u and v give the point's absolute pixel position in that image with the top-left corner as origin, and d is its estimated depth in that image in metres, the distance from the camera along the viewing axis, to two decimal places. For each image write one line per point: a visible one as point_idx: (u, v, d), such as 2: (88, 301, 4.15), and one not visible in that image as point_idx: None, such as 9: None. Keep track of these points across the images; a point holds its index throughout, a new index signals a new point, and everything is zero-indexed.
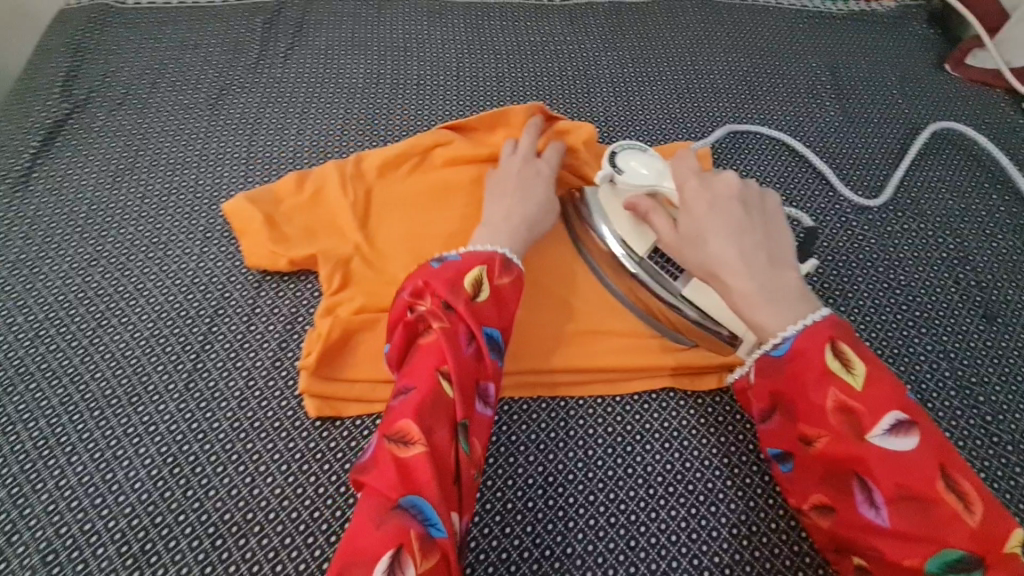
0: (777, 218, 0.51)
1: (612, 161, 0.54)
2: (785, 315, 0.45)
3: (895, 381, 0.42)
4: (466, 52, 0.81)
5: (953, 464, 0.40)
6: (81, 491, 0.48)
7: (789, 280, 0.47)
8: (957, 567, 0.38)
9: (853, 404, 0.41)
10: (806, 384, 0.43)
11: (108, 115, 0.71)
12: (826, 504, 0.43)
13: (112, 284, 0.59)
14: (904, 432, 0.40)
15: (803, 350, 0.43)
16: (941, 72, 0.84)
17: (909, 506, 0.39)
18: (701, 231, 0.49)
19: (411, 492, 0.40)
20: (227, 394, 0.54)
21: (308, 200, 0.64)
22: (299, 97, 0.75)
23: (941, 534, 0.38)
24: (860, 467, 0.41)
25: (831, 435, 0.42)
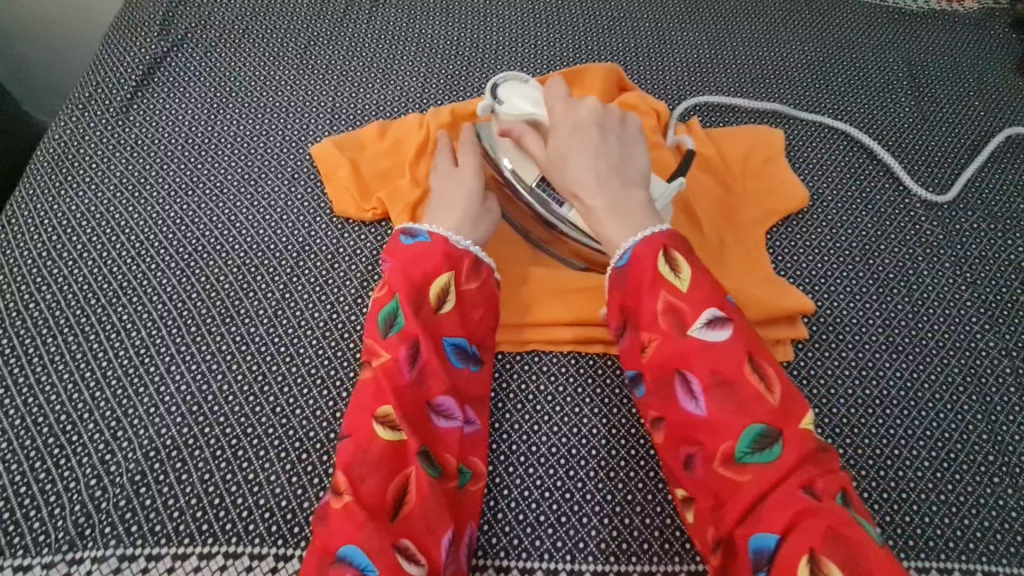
0: (634, 137, 0.58)
1: (494, 93, 0.59)
2: (626, 223, 0.52)
3: (709, 282, 0.49)
4: (544, 20, 0.82)
5: (761, 354, 0.47)
6: (179, 398, 0.52)
7: (636, 197, 0.54)
8: (758, 445, 0.44)
9: (680, 305, 0.48)
10: (642, 287, 0.50)
11: (202, 56, 0.74)
12: (658, 415, 0.49)
13: (207, 214, 0.62)
14: (717, 326, 0.47)
15: (639, 254, 0.50)
16: (1022, 77, 0.83)
17: (721, 393, 0.45)
18: (566, 156, 0.55)
19: (343, 541, 0.43)
20: (313, 324, 0.57)
21: (390, 147, 0.67)
22: (382, 52, 0.76)
23: (746, 416, 0.45)
24: (681, 365, 0.47)
25: (660, 337, 0.48)
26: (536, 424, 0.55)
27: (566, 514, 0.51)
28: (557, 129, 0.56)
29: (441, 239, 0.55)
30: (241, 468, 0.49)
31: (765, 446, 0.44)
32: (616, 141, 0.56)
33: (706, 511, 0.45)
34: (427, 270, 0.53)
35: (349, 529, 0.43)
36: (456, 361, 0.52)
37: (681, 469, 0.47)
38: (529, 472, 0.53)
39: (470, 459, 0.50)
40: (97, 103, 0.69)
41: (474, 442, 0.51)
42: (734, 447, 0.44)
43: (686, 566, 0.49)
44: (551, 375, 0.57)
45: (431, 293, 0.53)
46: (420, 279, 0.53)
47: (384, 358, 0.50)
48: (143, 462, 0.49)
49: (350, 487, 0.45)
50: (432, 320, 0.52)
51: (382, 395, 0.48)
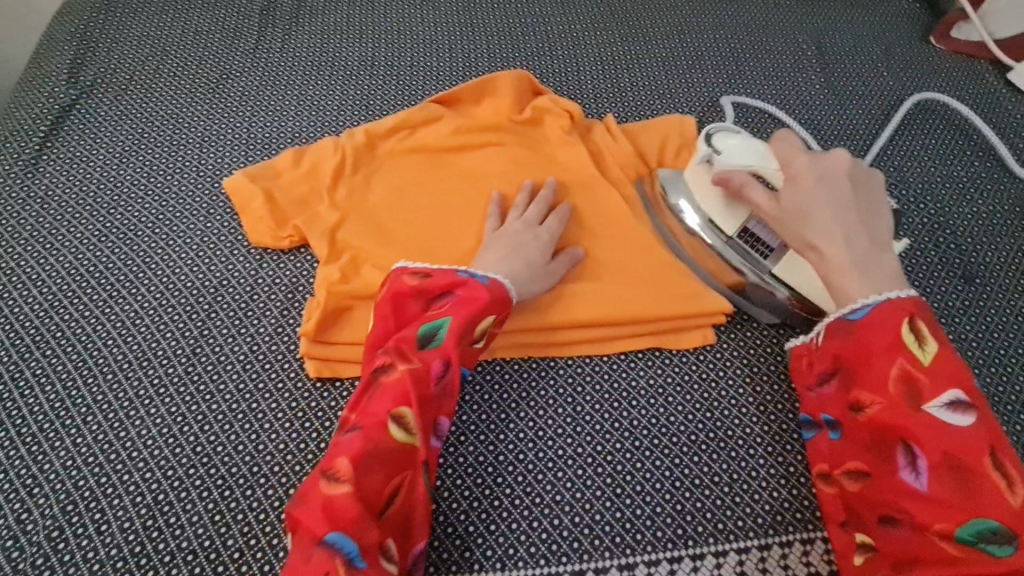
0: (879, 193, 0.54)
1: (709, 142, 0.59)
2: (868, 280, 0.49)
3: (963, 366, 0.45)
4: (458, 33, 0.82)
5: (1003, 449, 0.42)
6: (96, 448, 0.52)
7: (886, 261, 0.50)
8: (987, 537, 0.40)
9: (918, 375, 0.45)
10: (873, 350, 0.47)
11: (113, 100, 0.74)
12: (864, 470, 0.47)
13: (121, 259, 0.62)
14: (961, 409, 0.43)
15: (870, 321, 0.47)
16: (927, 45, 0.85)
17: (951, 476, 0.42)
18: (806, 207, 0.52)
19: (338, 526, 0.41)
20: (233, 359, 0.56)
21: (305, 174, 0.66)
22: (296, 78, 0.76)
23: (974, 505, 0.41)
24: (903, 433, 0.44)
25: (884, 401, 0.45)
26: (464, 435, 0.55)
27: (495, 522, 0.51)
28: (806, 179, 0.53)
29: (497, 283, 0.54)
30: (163, 513, 0.49)
31: (995, 541, 0.40)
32: (865, 196, 0.53)
33: (885, 568, 0.44)
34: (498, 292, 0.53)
35: (347, 519, 0.42)
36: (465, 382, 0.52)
37: (871, 521, 0.46)
38: (457, 484, 0.53)
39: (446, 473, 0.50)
40: (6, 157, 0.69)
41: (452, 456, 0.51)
42: (954, 530, 0.41)
43: (617, 560, 0.49)
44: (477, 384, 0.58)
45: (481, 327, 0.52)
46: (470, 304, 0.52)
47: (417, 366, 0.48)
48: (61, 518, 0.49)
49: (355, 479, 0.43)
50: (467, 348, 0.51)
51: (407, 397, 0.47)
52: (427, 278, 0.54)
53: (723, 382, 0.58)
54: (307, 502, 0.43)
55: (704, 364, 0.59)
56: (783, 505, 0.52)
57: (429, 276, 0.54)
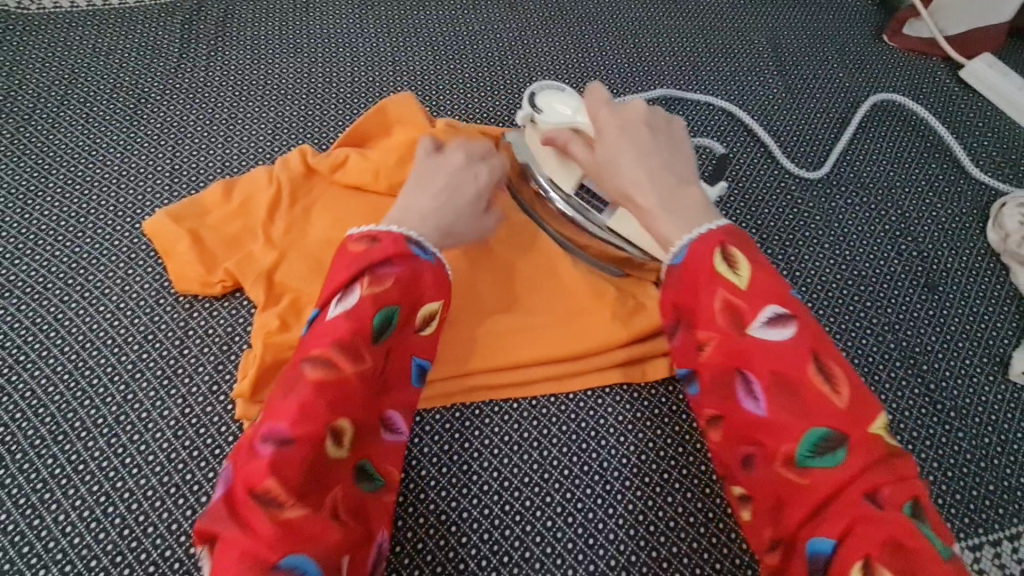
0: (682, 139, 0.51)
1: (530, 101, 0.55)
2: (682, 219, 0.45)
3: (772, 272, 0.42)
4: (401, 44, 0.77)
5: (827, 353, 0.39)
6: (7, 541, 0.46)
7: (693, 195, 0.47)
8: (822, 447, 0.38)
9: (739, 302, 0.41)
10: (699, 285, 0.43)
11: (15, 133, 0.66)
12: (717, 415, 0.43)
13: (28, 317, 0.55)
14: (781, 323, 0.40)
15: (693, 255, 0.43)
16: (880, 43, 0.84)
17: (785, 394, 0.39)
18: (615, 156, 0.49)
19: (293, 548, 0.37)
20: (162, 424, 0.51)
21: (235, 209, 0.60)
22: (225, 101, 0.70)
23: (808, 417, 0.38)
24: (740, 362, 0.41)
25: (719, 337, 0.42)
26: (427, 491, 0.52)
27: None
28: (603, 126, 0.50)
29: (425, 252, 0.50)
30: None
31: (829, 449, 0.37)
32: (667, 140, 0.50)
33: (762, 512, 0.41)
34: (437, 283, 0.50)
35: (289, 540, 0.38)
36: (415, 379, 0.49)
37: (735, 469, 0.43)
38: (420, 547, 0.50)
39: (385, 466, 0.47)
40: None
41: (398, 453, 0.48)
42: (797, 448, 0.38)
43: None
44: (437, 435, 0.54)
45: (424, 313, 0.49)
46: (419, 282, 0.49)
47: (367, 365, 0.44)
48: None
49: (291, 498, 0.39)
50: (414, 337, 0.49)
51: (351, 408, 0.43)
52: (374, 243, 0.48)
53: (691, 416, 0.57)
54: (235, 529, 0.38)
55: (673, 397, 0.57)
56: None
57: (372, 244, 0.48)
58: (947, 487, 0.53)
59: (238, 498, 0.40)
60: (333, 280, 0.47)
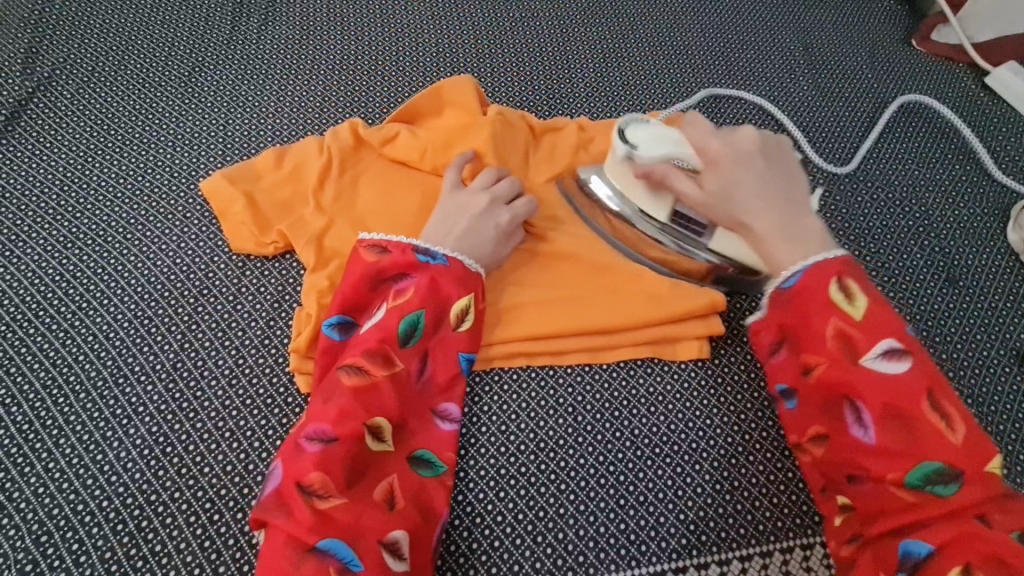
0: (789, 160, 0.52)
1: (620, 137, 0.53)
2: (801, 251, 0.48)
3: (892, 314, 0.44)
4: (445, 27, 0.80)
5: (941, 390, 0.42)
6: (72, 473, 0.49)
7: (810, 225, 0.49)
8: (935, 479, 0.40)
9: (852, 331, 0.44)
10: (810, 310, 0.46)
11: (74, 94, 0.69)
12: (822, 433, 0.46)
13: (89, 267, 0.58)
14: (896, 357, 0.43)
15: (806, 283, 0.46)
16: (908, 47, 0.87)
17: (897, 425, 0.42)
18: (729, 186, 0.49)
19: (329, 534, 0.42)
20: (217, 373, 0.53)
21: (287, 175, 0.62)
22: (275, 73, 0.73)
23: (922, 450, 0.41)
24: (850, 391, 0.43)
25: (828, 361, 0.44)
26: (464, 448, 0.54)
27: (497, 539, 0.50)
28: (720, 159, 0.50)
29: (457, 262, 0.53)
30: (147, 540, 0.47)
31: (942, 481, 0.40)
32: (778, 165, 0.51)
33: (857, 520, 0.44)
34: (460, 284, 0.53)
35: (330, 525, 0.42)
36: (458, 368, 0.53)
37: (835, 481, 0.45)
38: (459, 500, 0.52)
39: (446, 455, 0.50)
40: None
41: (453, 440, 0.51)
42: (905, 477, 0.41)
43: (622, 572, 0.49)
44: (475, 396, 0.56)
45: (454, 312, 0.53)
46: (440, 289, 0.53)
47: (393, 368, 0.49)
48: (35, 550, 0.46)
49: (334, 489, 0.43)
50: (446, 335, 0.53)
51: (379, 407, 0.47)
52: (386, 256, 0.53)
53: (723, 388, 0.57)
54: (281, 515, 0.42)
55: (704, 371, 0.58)
56: (786, 511, 0.52)
57: (385, 257, 0.53)
58: None
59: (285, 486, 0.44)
60: (353, 291, 0.53)
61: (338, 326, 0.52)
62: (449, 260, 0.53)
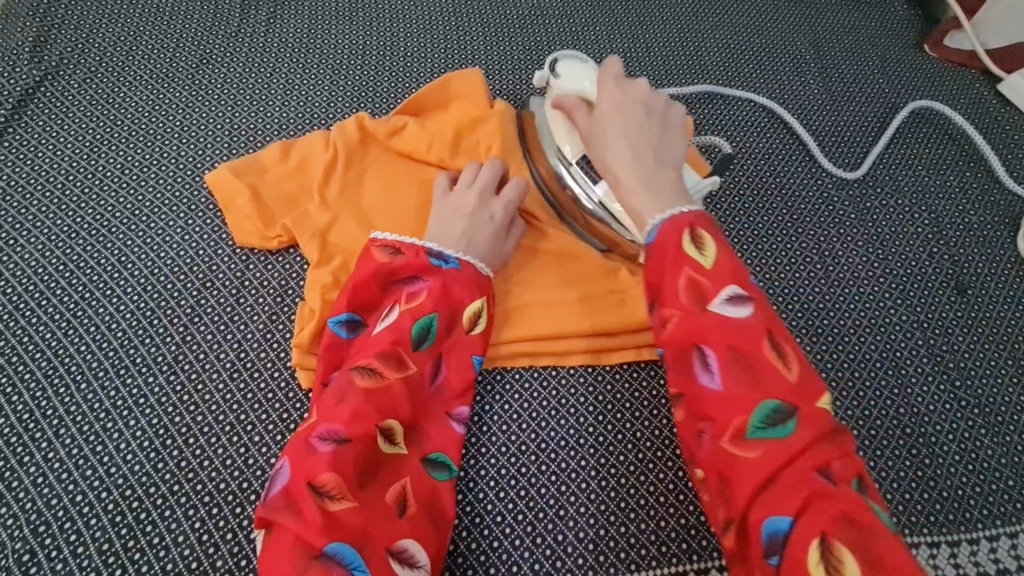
0: (678, 129, 0.52)
1: (551, 65, 0.58)
2: (655, 197, 0.46)
3: (734, 258, 0.43)
4: (454, 23, 0.79)
5: (780, 333, 0.41)
6: (71, 463, 0.49)
7: (669, 177, 0.48)
8: (773, 425, 0.38)
9: (702, 280, 0.42)
10: (665, 261, 0.44)
11: (81, 83, 0.68)
12: (668, 394, 0.43)
13: (93, 257, 0.58)
14: (739, 302, 0.41)
15: (665, 235, 0.44)
16: (920, 52, 0.86)
17: (738, 374, 0.40)
18: (607, 126, 0.50)
19: (339, 538, 0.40)
20: (218, 366, 0.53)
21: (292, 169, 0.62)
22: (282, 66, 0.72)
23: (761, 399, 0.39)
24: (698, 342, 0.41)
25: (681, 312, 0.42)
26: (465, 447, 0.53)
27: (497, 539, 0.50)
28: (602, 112, 0.51)
29: (471, 267, 0.53)
30: (146, 532, 0.47)
31: (780, 423, 0.38)
32: (661, 126, 0.51)
33: (713, 490, 0.41)
34: (474, 287, 0.53)
35: (342, 529, 0.41)
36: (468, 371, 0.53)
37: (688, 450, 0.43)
38: (459, 499, 0.51)
39: (455, 457, 0.50)
40: None
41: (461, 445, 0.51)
42: (746, 423, 0.39)
43: None
44: (477, 394, 0.56)
45: (467, 314, 0.52)
46: (454, 292, 0.52)
47: (408, 371, 0.48)
48: (32, 539, 0.46)
49: (346, 491, 0.42)
50: (459, 339, 0.52)
51: (393, 410, 0.47)
52: (399, 256, 0.53)
53: None
54: (291, 518, 0.40)
55: None
56: None
57: (398, 257, 0.53)
58: (967, 480, 0.55)
59: (293, 488, 0.42)
60: (365, 290, 0.52)
61: (345, 324, 0.52)
62: (460, 264, 0.53)
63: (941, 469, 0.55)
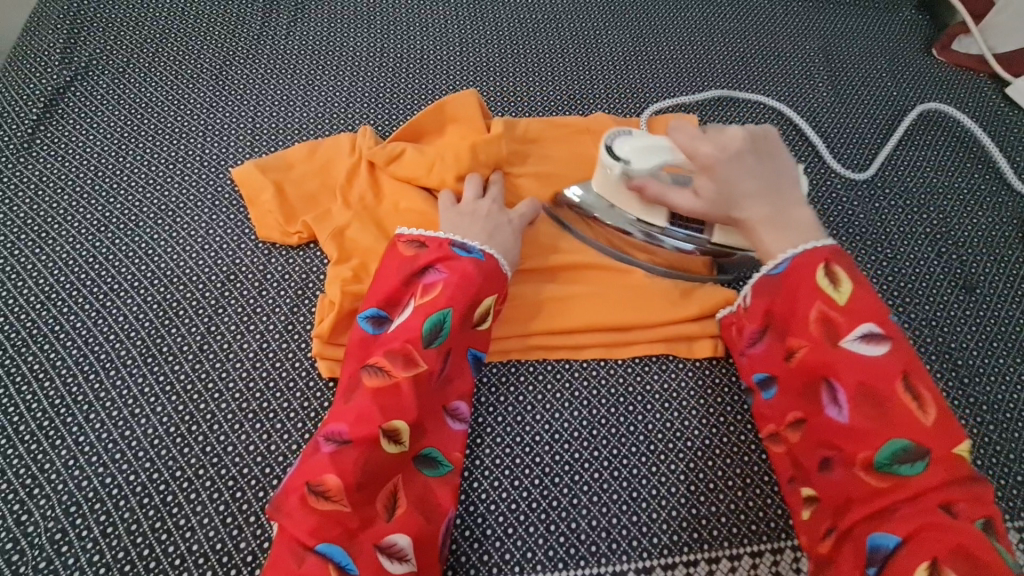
0: (777, 152, 0.54)
1: (610, 151, 0.56)
2: (795, 241, 0.50)
3: (874, 303, 0.47)
4: (469, 27, 0.81)
5: (917, 374, 0.44)
6: (100, 447, 0.50)
7: (802, 214, 0.51)
8: (902, 457, 0.43)
9: (833, 315, 0.46)
10: (795, 295, 0.48)
11: (110, 84, 0.71)
12: (802, 418, 0.48)
13: (122, 250, 0.60)
14: (875, 341, 0.45)
15: (796, 267, 0.49)
16: (928, 56, 0.87)
17: (870, 405, 0.44)
18: (723, 187, 0.52)
19: (328, 539, 0.43)
20: (242, 356, 0.55)
21: (317, 168, 0.64)
22: (303, 68, 0.74)
23: (893, 428, 0.43)
24: (827, 372, 0.46)
25: (809, 344, 0.47)
26: (480, 436, 0.55)
27: (512, 526, 0.51)
28: (713, 163, 0.52)
29: (493, 260, 0.54)
30: (172, 515, 0.48)
31: (908, 460, 0.42)
32: (766, 159, 0.53)
33: (826, 509, 0.46)
34: (486, 285, 0.53)
35: (333, 529, 0.43)
36: (473, 367, 0.54)
37: (808, 470, 0.48)
38: (475, 487, 0.52)
39: (452, 454, 0.51)
40: None
41: (460, 439, 0.52)
42: (875, 455, 0.43)
43: (634, 564, 0.50)
44: (492, 386, 0.57)
45: (480, 310, 0.52)
46: (470, 289, 0.52)
47: (421, 369, 0.48)
48: (63, 519, 0.47)
49: (341, 493, 0.44)
50: (472, 335, 0.52)
51: (397, 411, 0.47)
52: (423, 251, 0.54)
53: (736, 387, 0.58)
54: (291, 516, 0.43)
55: (719, 368, 0.59)
56: None
57: (421, 250, 0.54)
58: (976, 475, 0.56)
59: (296, 488, 0.45)
60: (387, 283, 0.53)
61: (373, 319, 0.53)
62: (484, 256, 0.54)
63: None
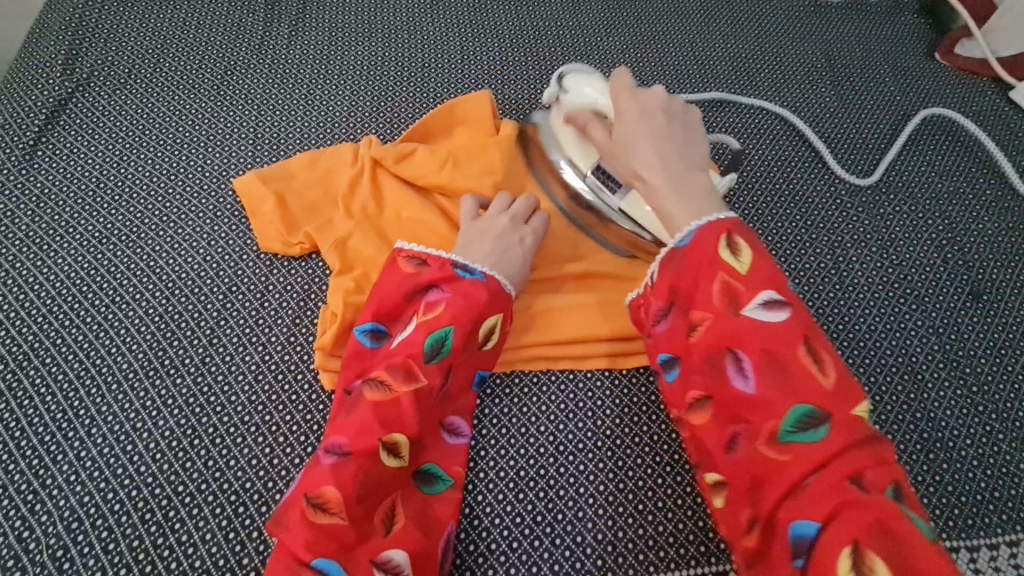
0: (696, 128, 0.54)
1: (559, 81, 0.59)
2: (690, 204, 0.49)
3: (775, 269, 0.46)
4: (471, 35, 0.81)
5: (816, 339, 0.44)
6: (102, 461, 0.50)
7: (699, 180, 0.51)
8: (805, 424, 0.41)
9: (737, 285, 0.45)
10: (699, 268, 0.47)
11: (111, 94, 0.71)
12: (706, 395, 0.46)
13: (123, 262, 0.59)
14: (775, 307, 0.44)
15: (700, 238, 0.47)
16: (932, 60, 0.86)
17: (773, 374, 0.43)
18: (630, 139, 0.52)
19: (326, 554, 0.43)
20: (244, 368, 0.55)
21: (318, 178, 0.64)
22: (305, 78, 0.74)
23: (795, 397, 0.42)
24: (732, 345, 0.44)
25: (713, 316, 0.46)
26: (483, 449, 0.54)
27: (516, 540, 0.50)
28: (626, 115, 0.53)
29: (494, 281, 0.53)
30: (174, 530, 0.48)
31: (812, 427, 0.41)
32: (682, 129, 0.53)
33: (742, 493, 0.44)
34: (490, 303, 0.52)
35: (330, 544, 0.43)
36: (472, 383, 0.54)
37: (719, 452, 0.45)
38: (479, 500, 0.52)
39: (453, 468, 0.51)
40: None
41: (460, 454, 0.52)
42: (780, 425, 0.42)
43: None
44: (495, 397, 0.57)
45: (483, 329, 0.52)
46: (474, 307, 0.51)
47: (421, 385, 0.48)
48: (65, 536, 0.47)
49: (340, 506, 0.44)
50: (472, 352, 0.52)
51: (397, 424, 0.47)
52: (424, 267, 0.53)
53: None
54: (289, 531, 0.43)
55: None
56: None
57: (423, 267, 0.53)
58: (987, 486, 0.55)
59: (295, 502, 0.44)
60: (387, 298, 0.53)
61: (371, 333, 0.53)
62: (485, 277, 0.53)
63: (959, 473, 0.55)
